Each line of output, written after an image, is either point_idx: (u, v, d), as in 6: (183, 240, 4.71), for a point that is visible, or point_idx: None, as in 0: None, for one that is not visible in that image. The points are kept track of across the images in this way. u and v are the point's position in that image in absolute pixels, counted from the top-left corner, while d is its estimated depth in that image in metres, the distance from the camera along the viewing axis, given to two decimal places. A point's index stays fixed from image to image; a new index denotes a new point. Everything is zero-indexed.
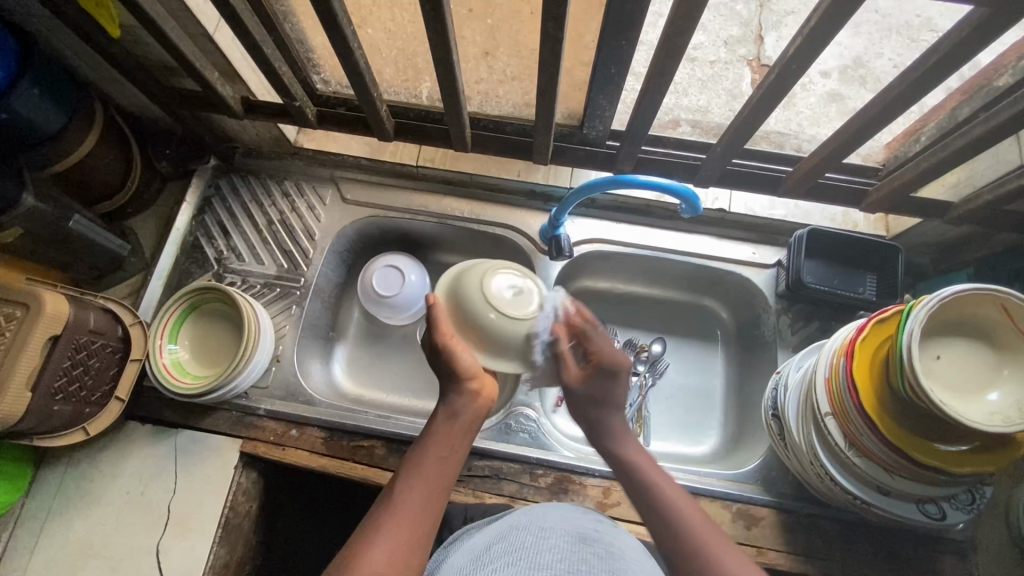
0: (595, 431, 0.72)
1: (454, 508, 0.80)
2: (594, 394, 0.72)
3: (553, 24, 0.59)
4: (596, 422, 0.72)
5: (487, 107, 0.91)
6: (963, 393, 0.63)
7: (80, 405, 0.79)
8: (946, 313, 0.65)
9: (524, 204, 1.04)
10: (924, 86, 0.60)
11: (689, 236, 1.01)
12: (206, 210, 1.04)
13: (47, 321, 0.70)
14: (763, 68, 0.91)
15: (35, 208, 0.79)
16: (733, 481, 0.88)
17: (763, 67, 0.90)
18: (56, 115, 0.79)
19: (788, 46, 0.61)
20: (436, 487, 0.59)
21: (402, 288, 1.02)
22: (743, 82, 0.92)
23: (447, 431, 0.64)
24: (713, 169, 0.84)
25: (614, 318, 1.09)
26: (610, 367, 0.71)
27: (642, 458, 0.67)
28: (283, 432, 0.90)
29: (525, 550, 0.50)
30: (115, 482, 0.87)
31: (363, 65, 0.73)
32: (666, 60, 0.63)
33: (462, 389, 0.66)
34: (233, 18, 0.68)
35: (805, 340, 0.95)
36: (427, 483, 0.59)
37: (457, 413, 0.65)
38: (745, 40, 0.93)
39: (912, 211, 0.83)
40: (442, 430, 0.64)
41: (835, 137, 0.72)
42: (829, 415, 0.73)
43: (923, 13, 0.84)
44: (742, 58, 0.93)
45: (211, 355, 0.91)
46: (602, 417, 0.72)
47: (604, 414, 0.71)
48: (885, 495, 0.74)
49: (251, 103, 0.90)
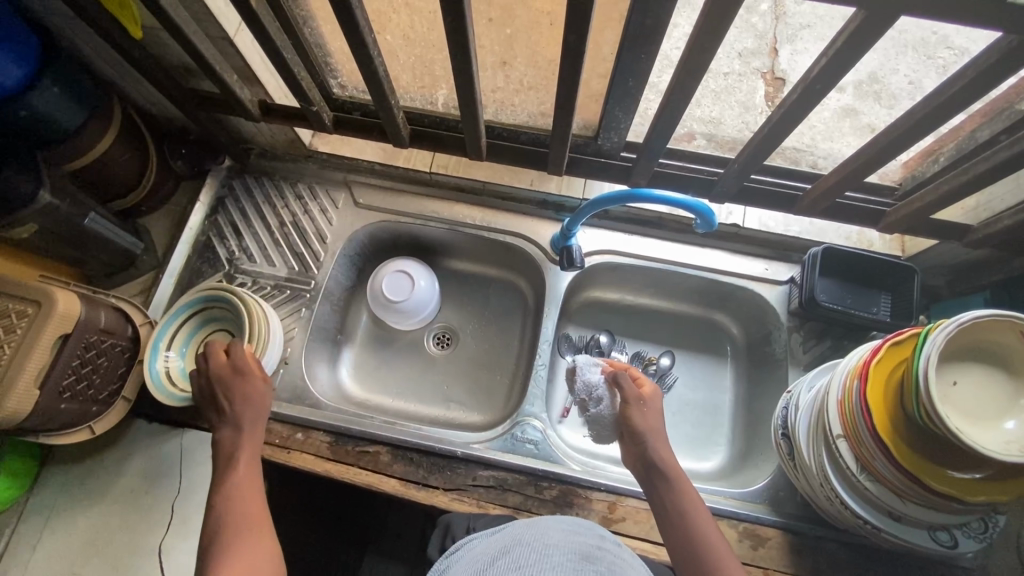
0: (639, 439, 0.74)
1: (456, 519, 0.79)
2: (649, 407, 0.77)
3: (575, 38, 0.59)
4: (641, 427, 0.75)
5: (502, 115, 0.91)
6: (979, 420, 0.62)
7: (88, 404, 0.79)
8: (963, 339, 0.64)
9: (535, 213, 1.03)
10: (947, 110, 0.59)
11: (701, 249, 1.01)
12: (219, 210, 1.05)
13: (57, 320, 0.70)
14: (777, 81, 0.90)
15: (50, 205, 0.79)
16: (742, 501, 0.87)
17: (777, 80, 0.90)
18: (75, 114, 0.79)
19: (812, 65, 0.58)
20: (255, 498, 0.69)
21: (411, 293, 1.02)
22: (757, 94, 0.91)
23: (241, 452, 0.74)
24: (729, 185, 0.83)
25: (623, 330, 1.09)
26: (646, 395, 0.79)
27: (681, 479, 0.70)
28: (288, 435, 0.89)
29: (528, 569, 0.49)
30: (119, 478, 0.87)
31: (381, 71, 0.73)
32: (687, 77, 0.62)
33: (253, 414, 0.77)
34: (254, 23, 0.68)
35: (816, 359, 0.94)
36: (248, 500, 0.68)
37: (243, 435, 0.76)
38: (759, 53, 0.92)
39: (930, 233, 0.82)
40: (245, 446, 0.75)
41: (855, 157, 0.71)
42: (841, 437, 0.72)
43: (939, 30, 0.82)
44: (756, 70, 0.92)
45: (183, 371, 0.87)
46: (651, 422, 0.75)
47: (653, 422, 0.76)
48: (895, 520, 0.73)
49: (268, 106, 0.90)
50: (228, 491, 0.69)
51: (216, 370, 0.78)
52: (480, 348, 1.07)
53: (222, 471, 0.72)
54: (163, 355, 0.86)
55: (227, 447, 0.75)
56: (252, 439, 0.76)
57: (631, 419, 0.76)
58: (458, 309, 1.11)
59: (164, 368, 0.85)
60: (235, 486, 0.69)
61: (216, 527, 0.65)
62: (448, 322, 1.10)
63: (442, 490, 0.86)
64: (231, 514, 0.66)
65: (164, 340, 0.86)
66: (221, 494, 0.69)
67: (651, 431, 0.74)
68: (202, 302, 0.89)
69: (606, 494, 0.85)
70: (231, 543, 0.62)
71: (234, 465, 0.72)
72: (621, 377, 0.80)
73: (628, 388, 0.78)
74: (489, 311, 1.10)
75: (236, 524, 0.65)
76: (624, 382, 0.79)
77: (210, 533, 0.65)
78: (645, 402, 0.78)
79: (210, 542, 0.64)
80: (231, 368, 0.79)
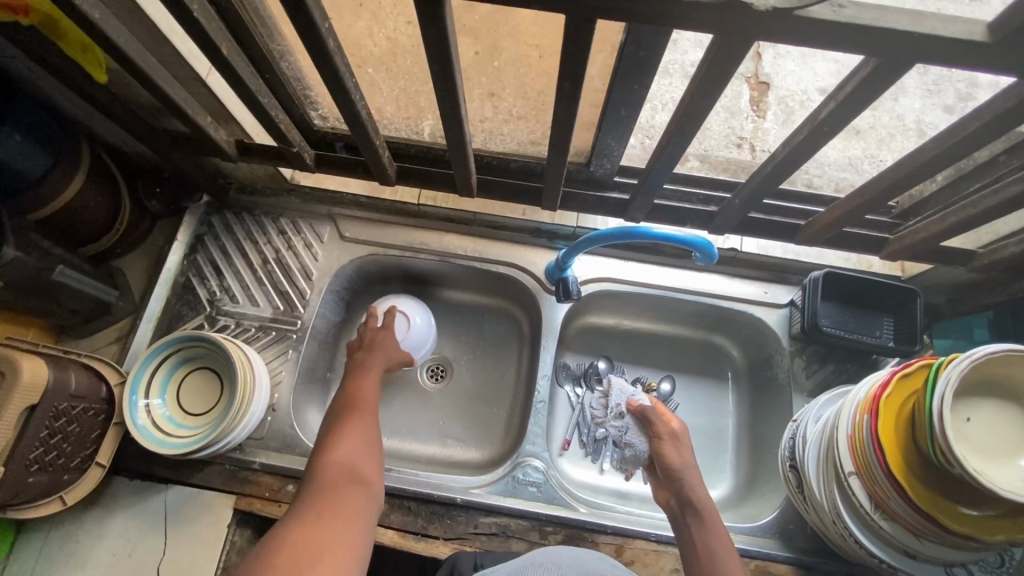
0: (672, 472, 0.80)
1: (462, 557, 0.76)
2: (679, 442, 0.84)
3: (570, 84, 0.55)
4: (681, 465, 0.80)
5: (491, 143, 0.87)
6: (994, 458, 0.60)
7: (58, 473, 0.74)
8: (977, 374, 0.62)
9: (529, 243, 1.00)
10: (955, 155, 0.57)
11: (698, 274, 0.99)
12: (198, 249, 1.00)
13: (21, 392, 0.66)
14: (762, 86, 0.93)
15: (14, 260, 0.74)
16: (752, 536, 0.85)
17: (762, 85, 0.93)
18: (39, 164, 0.75)
19: (818, 107, 0.54)
20: (371, 391, 0.83)
21: (406, 328, 0.97)
22: (741, 99, 0.94)
23: (372, 361, 0.89)
24: (730, 219, 0.81)
25: (621, 356, 1.06)
26: (672, 431, 0.84)
27: (710, 512, 0.74)
28: (279, 488, 0.86)
29: None
30: (101, 543, 0.82)
31: (364, 114, 0.69)
32: (686, 120, 0.58)
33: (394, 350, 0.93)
34: (225, 69, 0.64)
35: (820, 384, 0.93)
36: (366, 389, 0.83)
37: (378, 350, 0.91)
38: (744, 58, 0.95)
39: (935, 259, 0.80)
40: (374, 359, 0.89)
41: (866, 187, 0.67)
42: (853, 474, 0.70)
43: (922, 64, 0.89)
44: (741, 75, 0.94)
45: (168, 416, 0.83)
46: (686, 459, 0.81)
47: (686, 457, 0.82)
48: (911, 559, 0.71)
49: (245, 145, 0.86)
50: (354, 383, 0.84)
51: (370, 326, 0.95)
52: (475, 380, 1.04)
53: (355, 369, 0.87)
54: (142, 406, 0.82)
55: (362, 356, 0.90)
56: (381, 356, 0.90)
57: (666, 455, 0.82)
58: (452, 340, 1.07)
59: (148, 418, 0.82)
60: (360, 381, 0.84)
61: (339, 404, 0.81)
62: (441, 353, 1.06)
63: (442, 540, 0.82)
64: (352, 398, 0.81)
65: (141, 388, 0.82)
66: (351, 382, 0.84)
67: (687, 468, 0.80)
68: (174, 343, 0.84)
69: (614, 537, 0.82)
70: (346, 419, 0.77)
71: (365, 367, 0.87)
72: (649, 412, 0.86)
73: (660, 424, 0.85)
74: (484, 341, 1.06)
75: (351, 406, 0.79)
76: (655, 417, 0.85)
77: (335, 407, 0.81)
78: (678, 437, 0.84)
79: (333, 413, 0.79)
80: (384, 328, 0.95)
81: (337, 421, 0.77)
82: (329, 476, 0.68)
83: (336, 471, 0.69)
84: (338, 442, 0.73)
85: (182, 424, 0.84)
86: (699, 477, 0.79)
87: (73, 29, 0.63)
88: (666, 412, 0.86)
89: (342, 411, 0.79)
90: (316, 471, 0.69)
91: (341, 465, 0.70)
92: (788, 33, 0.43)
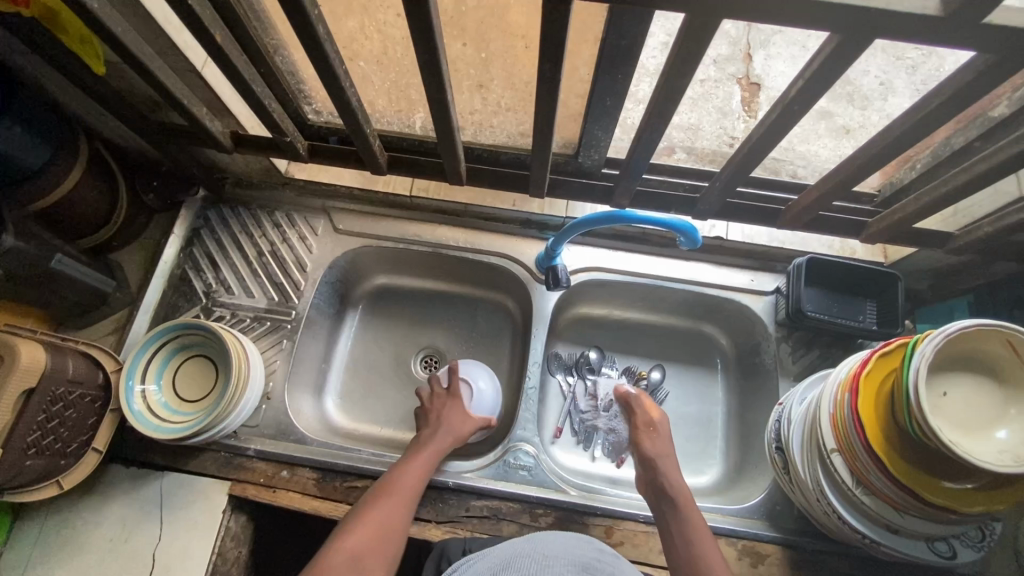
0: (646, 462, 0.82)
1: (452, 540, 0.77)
2: (657, 435, 0.85)
3: (550, 66, 0.57)
4: (656, 453, 0.81)
5: (481, 136, 0.90)
6: (971, 430, 0.62)
7: (55, 458, 0.75)
8: (951, 348, 0.64)
9: (519, 233, 1.02)
10: (923, 135, 0.59)
11: (686, 263, 1.00)
12: (194, 242, 1.02)
13: (20, 374, 0.68)
14: (752, 86, 0.88)
15: (13, 248, 0.75)
16: (739, 517, 0.86)
17: (752, 85, 0.88)
18: (39, 154, 0.76)
19: (788, 87, 0.57)
20: (415, 480, 0.79)
21: (471, 398, 0.93)
22: (733, 100, 0.89)
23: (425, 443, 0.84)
24: (712, 204, 0.83)
25: (612, 346, 1.07)
26: (646, 423, 0.87)
27: (685, 497, 0.76)
28: (273, 474, 0.87)
29: None
30: (96, 529, 0.83)
31: (355, 101, 0.71)
32: (664, 101, 0.60)
33: (454, 424, 0.88)
34: (219, 58, 0.66)
35: (806, 369, 0.94)
36: (410, 476, 0.79)
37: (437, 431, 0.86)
38: (733, 59, 0.89)
39: (912, 242, 0.82)
40: (427, 442, 0.84)
41: (841, 169, 0.69)
42: (835, 451, 0.72)
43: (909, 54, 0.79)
44: (731, 75, 0.89)
45: (163, 403, 0.85)
46: (661, 447, 0.83)
47: (660, 445, 0.83)
48: (893, 533, 0.73)
49: (240, 137, 0.88)
50: (401, 468, 0.81)
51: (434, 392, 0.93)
52: None
53: (410, 452, 0.84)
54: (138, 390, 0.83)
55: (420, 438, 0.86)
56: (441, 441, 0.85)
57: (641, 444, 0.83)
58: (445, 331, 1.08)
59: (143, 403, 0.83)
60: (407, 465, 0.81)
61: (379, 486, 0.78)
62: (433, 344, 1.07)
63: (435, 523, 0.83)
64: (393, 482, 0.78)
65: (137, 373, 0.83)
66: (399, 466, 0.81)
67: (661, 456, 0.81)
68: (170, 331, 0.85)
69: (603, 518, 0.84)
70: (376, 506, 0.74)
71: (417, 451, 0.83)
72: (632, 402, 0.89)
73: (639, 414, 0.88)
74: (476, 332, 1.08)
75: (387, 493, 0.76)
76: (636, 406, 0.89)
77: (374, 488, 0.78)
78: (655, 427, 0.86)
79: (369, 496, 0.77)
80: (450, 394, 0.92)
81: (364, 507, 0.74)
82: (329, 567, 0.65)
83: (338, 562, 0.66)
84: (356, 530, 0.70)
85: (176, 410, 0.85)
86: (674, 461, 0.81)
87: (73, 21, 0.66)
88: (649, 404, 0.89)
89: (376, 496, 0.76)
90: (324, 559, 0.67)
91: (348, 558, 0.67)
92: (752, 11, 0.45)
